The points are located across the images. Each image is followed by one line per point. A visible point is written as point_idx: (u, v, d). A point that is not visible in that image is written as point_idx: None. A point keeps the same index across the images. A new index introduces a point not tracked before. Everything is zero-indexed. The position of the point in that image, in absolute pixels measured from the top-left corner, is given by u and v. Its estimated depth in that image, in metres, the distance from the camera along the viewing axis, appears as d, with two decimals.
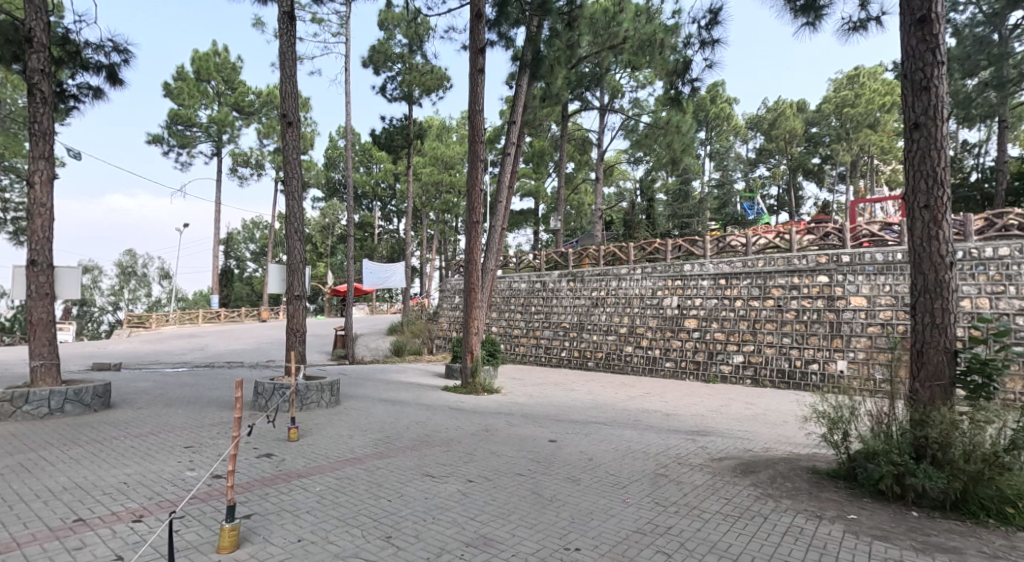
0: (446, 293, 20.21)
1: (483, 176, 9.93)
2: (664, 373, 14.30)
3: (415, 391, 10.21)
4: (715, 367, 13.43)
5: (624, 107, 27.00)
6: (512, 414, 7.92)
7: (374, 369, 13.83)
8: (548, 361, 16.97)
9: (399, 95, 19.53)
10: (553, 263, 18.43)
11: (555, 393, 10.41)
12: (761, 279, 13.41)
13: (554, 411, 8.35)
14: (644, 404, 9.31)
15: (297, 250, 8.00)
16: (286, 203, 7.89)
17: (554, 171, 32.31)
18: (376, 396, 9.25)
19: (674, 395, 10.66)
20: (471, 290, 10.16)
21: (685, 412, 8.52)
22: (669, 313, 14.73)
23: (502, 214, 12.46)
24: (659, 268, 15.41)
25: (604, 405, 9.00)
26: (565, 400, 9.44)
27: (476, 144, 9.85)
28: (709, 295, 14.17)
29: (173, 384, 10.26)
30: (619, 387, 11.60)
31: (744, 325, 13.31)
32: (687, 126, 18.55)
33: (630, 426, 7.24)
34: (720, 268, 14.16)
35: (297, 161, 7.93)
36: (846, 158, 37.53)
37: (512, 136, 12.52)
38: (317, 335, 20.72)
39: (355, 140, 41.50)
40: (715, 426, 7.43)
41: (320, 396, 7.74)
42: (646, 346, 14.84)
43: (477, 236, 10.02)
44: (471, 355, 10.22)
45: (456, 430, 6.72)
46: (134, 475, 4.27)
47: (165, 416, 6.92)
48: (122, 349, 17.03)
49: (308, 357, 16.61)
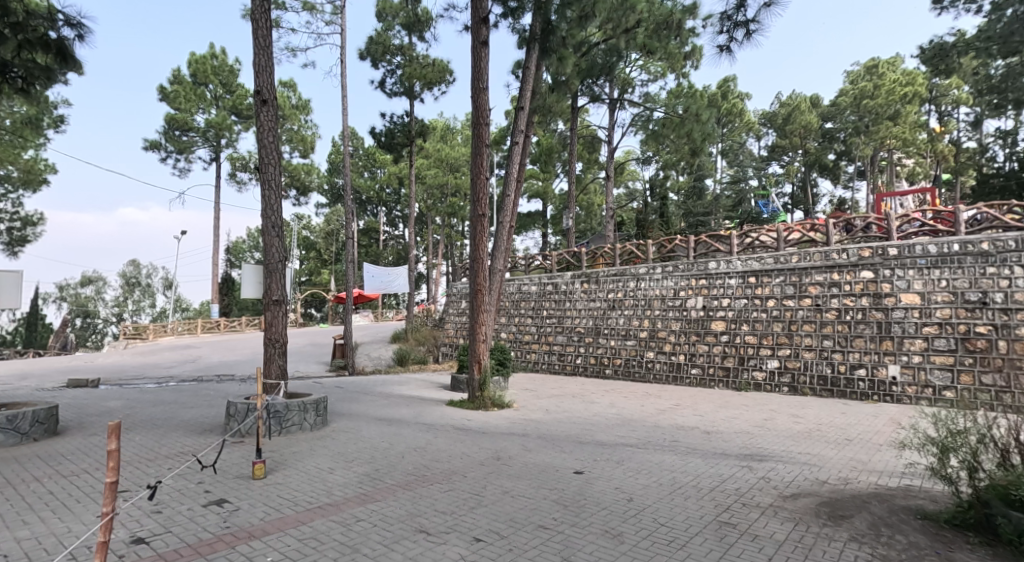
0: (451, 297, 19.05)
1: (488, 163, 8.80)
2: (690, 381, 13.13)
3: (415, 407, 9.08)
4: (748, 374, 12.26)
5: (635, 101, 25.93)
6: (527, 436, 6.76)
7: (373, 380, 12.74)
8: (561, 369, 15.81)
9: (399, 90, 18.54)
10: (566, 263, 17.30)
11: (572, 406, 9.22)
12: (796, 276, 12.23)
13: (575, 430, 7.17)
14: (678, 419, 8.10)
15: (277, 248, 6.92)
16: (263, 194, 6.84)
17: (563, 170, 31.21)
18: (371, 415, 8.13)
19: (707, 406, 9.50)
20: (478, 292, 9.02)
21: (727, 429, 7.32)
22: (693, 315, 13.58)
23: (510, 210, 11.35)
24: (681, 266, 14.26)
25: (632, 422, 7.80)
26: (586, 416, 8.24)
27: (480, 127, 8.69)
28: (738, 294, 13.03)
29: (145, 403, 9.19)
30: (644, 398, 10.42)
31: (778, 327, 12.13)
32: (707, 115, 17.33)
33: (669, 449, 6.05)
34: (749, 265, 13.03)
35: (274, 144, 6.87)
36: (865, 151, 36.21)
37: (520, 123, 11.42)
38: (317, 344, 19.71)
39: (358, 144, 40.66)
40: (770, 448, 6.22)
41: (302, 418, 6.62)
42: (669, 351, 13.69)
43: (483, 230, 8.91)
44: (478, 365, 9.07)
45: (460, 458, 5.58)
46: (25, 543, 3.19)
47: (118, 446, 5.84)
48: (109, 363, 16.09)
49: (306, 368, 15.54)
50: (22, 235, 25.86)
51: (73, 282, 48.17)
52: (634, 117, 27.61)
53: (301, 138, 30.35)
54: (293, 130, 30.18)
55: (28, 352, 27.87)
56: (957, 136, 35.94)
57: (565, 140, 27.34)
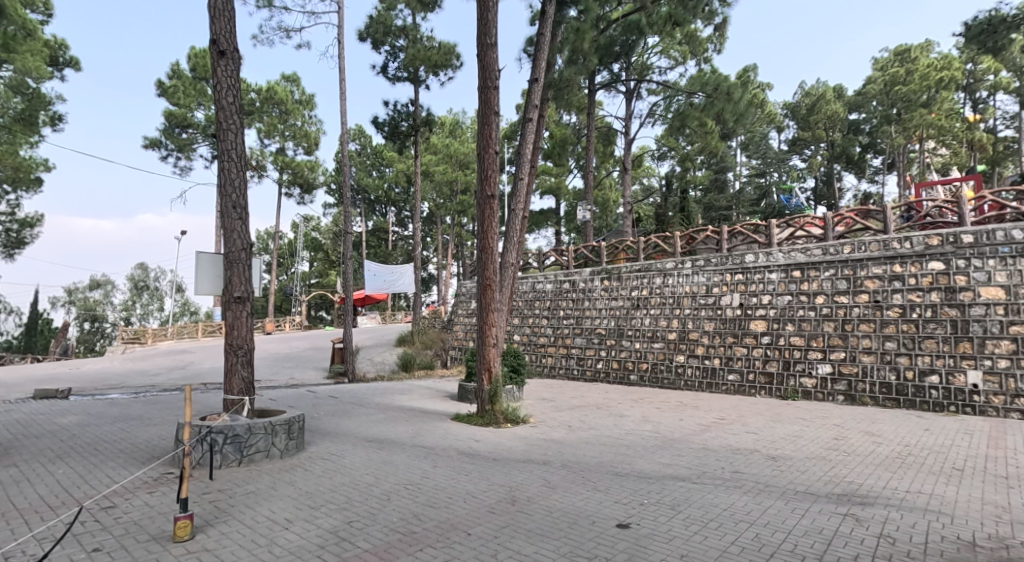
0: (460, 298, 17.70)
1: (498, 134, 7.45)
2: (727, 388, 11.72)
3: (414, 423, 7.75)
4: (794, 381, 10.83)
5: (653, 89, 24.57)
6: (549, 465, 5.41)
7: (373, 390, 11.42)
8: (580, 375, 14.40)
9: (403, 75, 17.34)
10: (584, 259, 15.94)
11: (599, 422, 7.82)
12: (849, 269, 10.78)
13: (607, 456, 5.77)
14: (731, 439, 6.67)
15: (239, 233, 5.66)
16: (222, 168, 5.59)
17: (577, 165, 29.93)
18: (361, 434, 6.80)
19: (759, 421, 8.06)
20: (486, 288, 7.68)
21: (796, 453, 5.87)
22: (729, 315, 12.20)
23: (523, 196, 10.00)
24: (714, 260, 12.86)
25: (676, 444, 6.38)
26: (618, 436, 6.83)
27: (487, 91, 7.33)
28: (781, 290, 11.59)
29: (102, 420, 7.91)
30: (681, 410, 8.99)
31: (829, 327, 10.68)
32: (738, 94, 15.72)
33: (735, 486, 4.64)
34: (793, 258, 11.62)
35: (234, 106, 5.61)
36: (895, 142, 34.65)
37: (534, 98, 10.06)
38: (317, 349, 18.44)
39: (367, 141, 39.77)
40: (864, 483, 4.79)
41: (268, 444, 5.33)
42: (702, 355, 12.29)
43: (493, 216, 7.57)
44: (489, 373, 7.74)
45: (463, 501, 4.23)
46: None
47: (28, 483, 4.54)
48: (91, 371, 14.90)
49: (301, 375, 14.26)
50: (19, 236, 24.91)
51: (81, 287, 47.64)
52: (652, 108, 26.32)
53: (305, 134, 29.25)
54: (297, 126, 29.09)
55: (25, 358, 26.90)
56: (993, 124, 34.22)
57: (580, 131, 26.06)
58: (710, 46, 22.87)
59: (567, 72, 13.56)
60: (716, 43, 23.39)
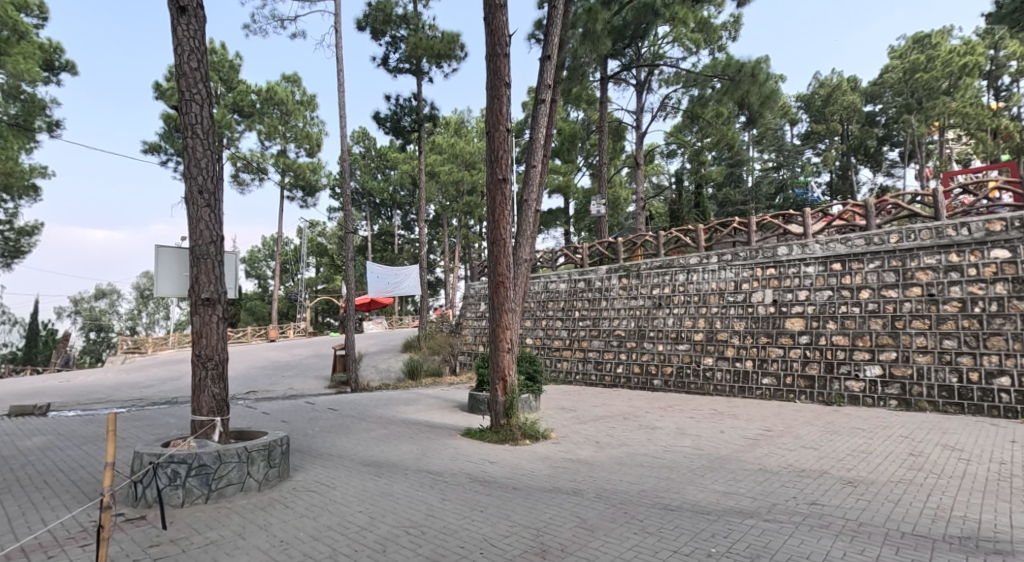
0: (468, 300, 16.73)
1: (509, 109, 6.56)
2: (762, 393, 10.80)
3: (418, 440, 6.82)
4: (839, 384, 9.92)
5: (664, 80, 23.62)
6: (583, 496, 4.46)
7: (375, 400, 10.48)
8: (599, 381, 13.42)
9: (405, 66, 16.51)
10: (600, 256, 14.93)
11: (630, 437, 6.85)
12: (897, 259, 9.83)
13: (650, 482, 4.80)
14: (789, 457, 5.67)
15: (208, 224, 4.72)
16: (185, 146, 4.68)
17: (586, 161, 29.00)
18: (357, 456, 5.87)
19: (811, 432, 7.06)
20: (499, 285, 6.75)
21: (876, 477, 4.89)
22: (762, 313, 11.25)
23: (536, 185, 9.05)
24: (743, 254, 11.87)
25: (727, 465, 5.39)
26: (655, 454, 5.85)
27: (496, 58, 6.43)
28: (820, 285, 10.64)
29: (68, 441, 7.01)
30: (719, 420, 8.01)
31: (877, 324, 9.76)
32: (765, 75, 14.12)
33: (823, 527, 3.66)
34: (832, 249, 10.66)
35: (198, 72, 4.71)
36: (915, 133, 33.64)
37: (546, 78, 9.13)
38: (320, 356, 17.59)
39: (371, 143, 39.18)
40: (982, 517, 3.82)
41: (243, 474, 4.39)
42: (732, 357, 11.35)
43: (505, 203, 6.66)
44: (503, 384, 6.78)
45: (480, 555, 3.28)
46: None
47: None
48: (80, 383, 14.07)
49: (302, 384, 13.37)
50: (16, 244, 24.24)
51: (87, 296, 47.26)
52: (664, 101, 25.40)
53: (307, 135, 28.53)
54: (299, 127, 28.46)
55: (24, 370, 26.20)
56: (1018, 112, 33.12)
57: (589, 126, 25.13)
58: (724, 34, 21.96)
59: (580, 47, 12.12)
60: (731, 30, 22.44)
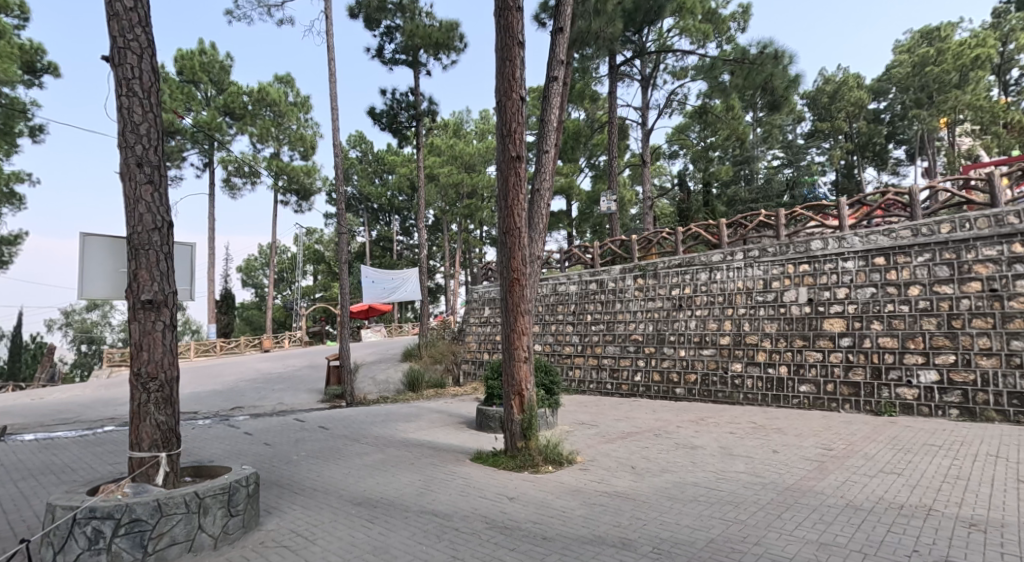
0: (471, 305, 15.66)
1: (524, 74, 5.60)
2: (800, 402, 9.78)
3: (420, 467, 5.76)
4: (889, 392, 8.94)
5: (671, 74, 22.70)
6: (636, 551, 3.41)
7: (372, 417, 9.40)
8: (615, 390, 12.38)
9: (401, 58, 15.59)
10: (612, 255, 13.93)
11: (669, 460, 5.80)
12: (951, 252, 8.87)
13: (717, 527, 3.75)
14: (874, 487, 4.63)
15: (150, 205, 3.68)
16: (119, 106, 3.62)
17: (589, 161, 28.10)
18: (346, 492, 4.82)
19: (880, 451, 6.02)
20: (515, 282, 5.74)
21: (1003, 517, 3.86)
22: (796, 312, 10.23)
23: (549, 172, 8.05)
24: (773, 249, 10.86)
25: (803, 499, 4.35)
26: (709, 485, 4.80)
27: (508, 13, 5.49)
28: (861, 282, 9.65)
29: (5, 472, 5.93)
30: (765, 436, 6.96)
31: (930, 324, 8.79)
32: (788, 58, 13.22)
33: None
34: (874, 242, 9.66)
35: (137, 12, 3.66)
36: (925, 128, 32.84)
37: (559, 52, 8.16)
38: (315, 368, 16.52)
39: (368, 147, 38.39)
40: None
41: (192, 529, 3.36)
42: (764, 362, 10.34)
43: (518, 183, 5.68)
44: (519, 399, 5.74)
45: None
46: None
47: None
48: (54, 401, 13.02)
49: (292, 399, 12.33)
50: None
51: (79, 308, 46.26)
52: (670, 96, 24.51)
53: (301, 137, 27.64)
54: (293, 130, 27.78)
55: (7, 387, 25.04)
56: None
57: (593, 123, 24.04)
58: (733, 24, 21.10)
59: (593, 23, 10.58)
60: (740, 22, 21.54)
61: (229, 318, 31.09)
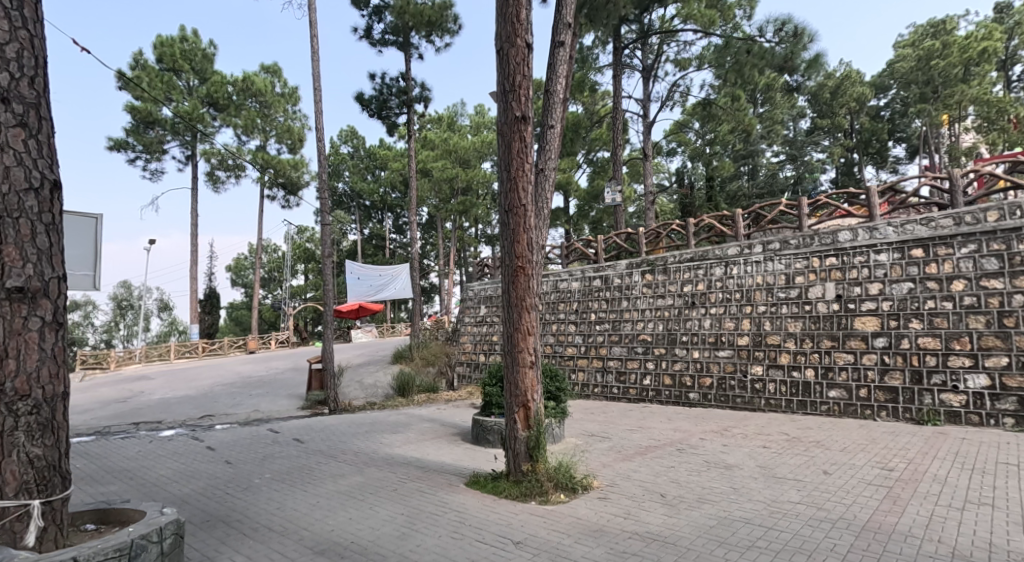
0: (466, 303, 14.65)
1: (530, 15, 4.67)
2: (829, 409, 8.89)
3: (404, 495, 4.76)
4: (932, 398, 8.05)
5: (673, 64, 21.78)
6: None
7: (354, 427, 8.37)
8: (623, 395, 11.43)
9: (391, 40, 14.61)
10: (617, 250, 12.87)
11: (705, 485, 4.82)
12: (999, 242, 7.94)
13: None
14: (977, 529, 3.65)
15: (25, 158, 2.70)
16: None
17: (587, 155, 27.14)
18: (308, 534, 3.81)
19: (952, 473, 5.07)
20: (520, 271, 4.79)
21: None
22: (824, 310, 9.29)
23: (554, 147, 7.06)
24: (795, 240, 9.88)
25: (895, 547, 3.37)
26: (766, 523, 3.81)
27: None
28: (897, 276, 8.70)
29: None
30: (807, 452, 5.99)
31: (978, 322, 7.89)
32: (809, 36, 12.09)
33: None
34: (911, 233, 8.70)
35: None
36: (930, 123, 32.05)
37: (567, 13, 7.19)
38: (300, 370, 15.52)
39: (360, 141, 37.32)
40: None
41: None
42: (788, 365, 9.43)
43: (524, 149, 4.73)
44: (524, 413, 4.79)
45: None
46: None
47: None
48: None
49: (270, 405, 11.29)
50: None
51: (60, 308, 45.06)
52: (672, 89, 23.58)
53: (288, 130, 26.63)
54: (280, 122, 26.76)
55: None
56: None
57: (592, 116, 23.01)
58: (739, 11, 20.18)
59: None
60: (745, 8, 20.61)
61: (213, 317, 29.97)
